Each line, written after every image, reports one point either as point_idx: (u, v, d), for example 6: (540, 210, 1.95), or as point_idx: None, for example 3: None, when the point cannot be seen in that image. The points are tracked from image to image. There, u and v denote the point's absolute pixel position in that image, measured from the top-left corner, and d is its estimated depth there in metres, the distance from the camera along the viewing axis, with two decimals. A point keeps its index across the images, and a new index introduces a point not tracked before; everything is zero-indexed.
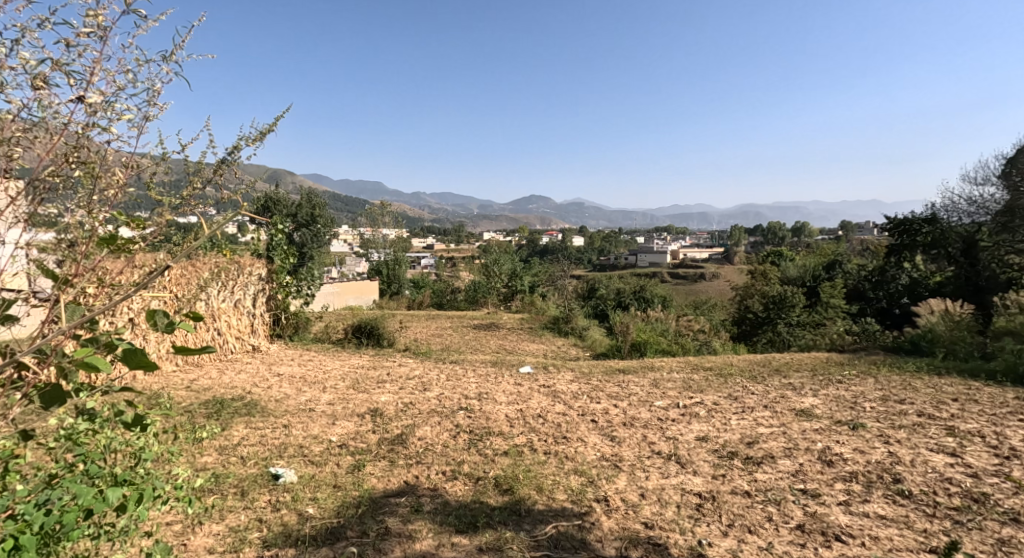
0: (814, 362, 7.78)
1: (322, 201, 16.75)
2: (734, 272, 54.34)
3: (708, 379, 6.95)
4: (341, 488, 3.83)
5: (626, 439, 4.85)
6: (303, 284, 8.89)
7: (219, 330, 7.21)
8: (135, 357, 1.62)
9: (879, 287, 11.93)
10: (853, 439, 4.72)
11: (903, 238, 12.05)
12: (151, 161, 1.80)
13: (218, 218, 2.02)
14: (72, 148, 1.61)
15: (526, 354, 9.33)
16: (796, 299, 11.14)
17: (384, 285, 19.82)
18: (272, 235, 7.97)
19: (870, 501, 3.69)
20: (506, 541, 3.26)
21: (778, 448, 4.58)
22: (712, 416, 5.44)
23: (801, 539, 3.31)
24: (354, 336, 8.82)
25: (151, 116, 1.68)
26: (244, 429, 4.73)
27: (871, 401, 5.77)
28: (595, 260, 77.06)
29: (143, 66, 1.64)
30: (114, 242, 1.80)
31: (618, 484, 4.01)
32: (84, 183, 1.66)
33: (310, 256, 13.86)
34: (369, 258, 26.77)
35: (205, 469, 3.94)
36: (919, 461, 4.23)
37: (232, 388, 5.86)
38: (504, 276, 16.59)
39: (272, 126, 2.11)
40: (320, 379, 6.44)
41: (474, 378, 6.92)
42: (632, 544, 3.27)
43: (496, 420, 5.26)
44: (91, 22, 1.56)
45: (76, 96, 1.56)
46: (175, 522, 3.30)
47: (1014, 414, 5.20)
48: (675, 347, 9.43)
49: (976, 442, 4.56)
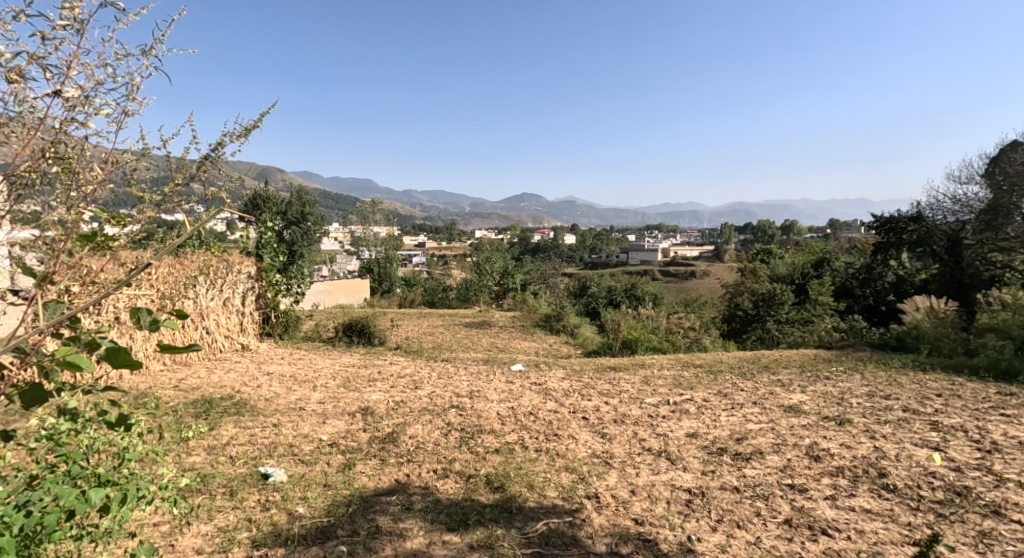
0: (802, 359, 7.85)
1: (313, 199, 16.66)
2: (725, 269, 54.62)
3: (698, 376, 7.00)
4: (331, 487, 3.82)
5: (617, 436, 4.88)
6: (293, 282, 8.78)
7: (207, 329, 7.15)
8: (118, 355, 1.58)
9: (866, 285, 12.25)
10: (840, 434, 4.77)
11: (890, 237, 12.00)
12: (131, 156, 1.79)
13: (203, 214, 2.01)
14: (49, 143, 1.60)
15: (517, 352, 9.34)
16: (785, 296, 11.22)
17: (376, 283, 19.75)
18: (261, 233, 8.04)
19: (856, 496, 3.74)
20: (496, 539, 3.27)
21: (767, 444, 4.62)
22: (702, 413, 5.48)
23: (788, 533, 3.34)
24: (344, 334, 8.77)
25: (130, 111, 1.67)
26: (233, 429, 4.70)
27: (858, 396, 5.84)
28: (587, 258, 77.23)
29: (122, 60, 1.63)
30: (94, 240, 1.77)
31: (609, 480, 4.03)
32: (62, 178, 1.65)
33: (300, 254, 13.80)
34: (360, 256, 26.65)
35: (194, 469, 3.91)
36: (903, 456, 4.28)
37: (221, 387, 5.83)
38: (496, 275, 16.56)
39: (255, 123, 2.10)
40: (310, 378, 6.41)
41: (466, 376, 6.93)
42: (623, 540, 3.30)
43: (488, 418, 5.26)
44: (68, 15, 1.54)
45: (53, 90, 1.54)
46: (163, 523, 3.28)
47: (997, 409, 5.27)
48: (665, 344, 9.48)
49: (959, 436, 4.63)
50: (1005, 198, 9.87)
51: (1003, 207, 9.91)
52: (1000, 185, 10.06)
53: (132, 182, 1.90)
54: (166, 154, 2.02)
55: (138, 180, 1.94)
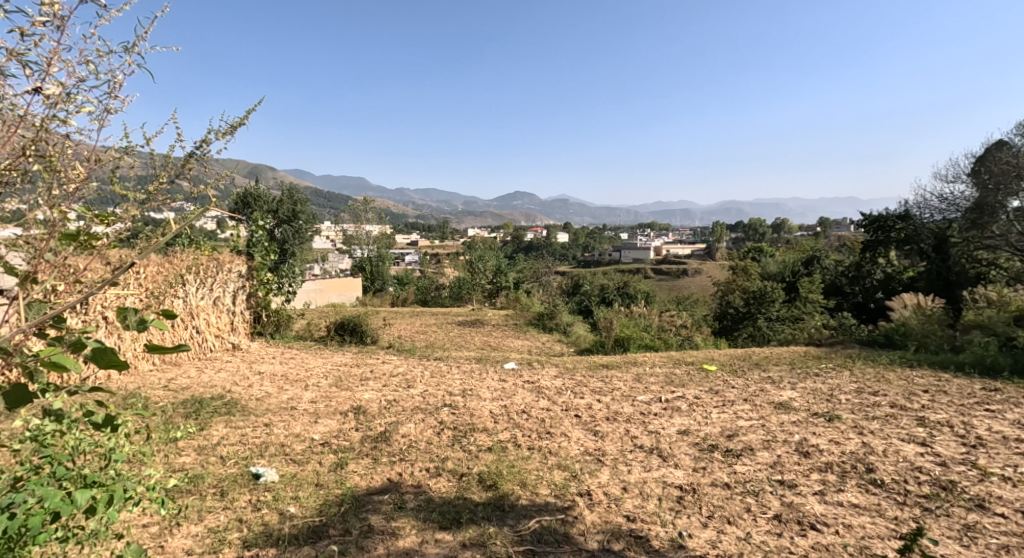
0: (792, 356, 7.92)
1: (304, 197, 16.59)
2: (717, 267, 54.90)
3: (690, 373, 7.05)
4: (323, 486, 3.82)
5: (609, 433, 4.90)
6: (284, 281, 8.72)
7: (197, 328, 7.09)
8: (105, 356, 1.57)
9: (856, 283, 12.17)
10: (829, 430, 4.82)
11: (878, 234, 12.42)
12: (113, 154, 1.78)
13: (188, 212, 1.98)
14: (30, 141, 1.59)
15: (510, 350, 9.37)
16: (775, 294, 11.29)
17: (368, 282, 19.69)
18: (252, 232, 8.04)
19: (844, 491, 3.78)
20: (489, 537, 3.28)
21: (757, 440, 4.65)
22: (694, 410, 5.51)
23: (778, 529, 3.38)
24: (336, 333, 8.73)
25: (112, 108, 1.65)
26: (224, 429, 4.68)
27: (847, 393, 5.90)
28: (579, 256, 77.40)
29: (104, 57, 1.61)
30: (77, 238, 1.75)
31: (601, 478, 4.05)
32: (43, 176, 1.64)
33: (292, 254, 13.75)
34: (352, 254, 26.56)
35: (184, 470, 3.89)
36: (891, 451, 4.34)
37: (211, 387, 5.79)
38: (489, 273, 16.51)
39: (242, 120, 2.06)
40: (301, 377, 6.39)
41: (458, 375, 6.93)
42: (615, 537, 3.32)
43: (480, 416, 5.27)
44: (47, 11, 1.52)
45: (33, 87, 1.53)
46: (152, 524, 3.26)
47: (982, 404, 5.35)
48: (657, 342, 9.55)
49: (945, 432, 4.69)
50: (990, 197, 9.92)
51: (988, 206, 9.96)
52: (986, 184, 10.18)
53: (115, 180, 1.88)
54: (151, 151, 2.00)
55: (123, 179, 1.92)
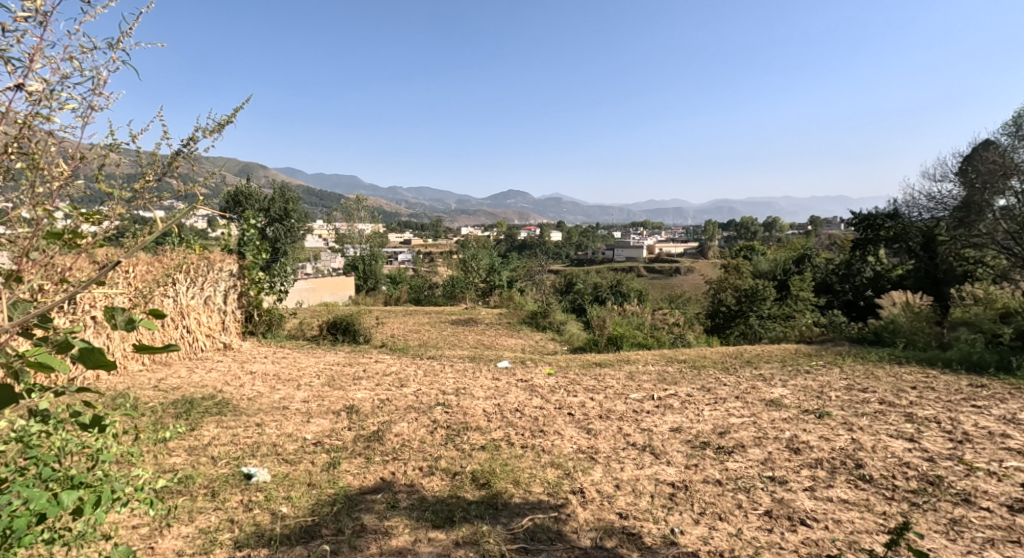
0: (783, 354, 7.98)
1: (296, 196, 16.52)
2: (709, 265, 55.15)
3: (682, 371, 7.09)
4: (315, 486, 3.81)
5: (602, 431, 4.92)
6: (276, 280, 8.69)
7: (188, 328, 7.04)
8: (92, 356, 1.57)
9: (845, 280, 12.29)
10: (819, 427, 4.86)
11: (868, 233, 12.50)
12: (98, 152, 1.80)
13: (176, 210, 1.98)
14: (12, 138, 1.57)
15: (504, 348, 9.39)
16: (767, 292, 11.36)
17: (360, 281, 19.61)
18: (244, 230, 8.00)
19: (834, 486, 3.82)
20: (482, 535, 3.29)
21: (748, 437, 4.69)
22: (685, 407, 5.55)
23: (768, 525, 3.41)
24: (329, 333, 8.70)
25: (96, 106, 1.65)
26: (215, 429, 4.66)
27: (836, 390, 5.96)
28: (572, 255, 77.51)
29: (88, 54, 1.61)
30: (62, 236, 1.78)
31: (594, 475, 4.07)
32: (26, 174, 1.63)
33: (284, 252, 13.70)
34: (344, 253, 26.46)
35: (174, 470, 3.87)
36: (879, 447, 4.39)
37: (202, 387, 5.77)
38: (482, 271, 16.64)
39: (229, 118, 2.08)
40: (294, 377, 6.38)
41: (452, 373, 6.94)
42: (607, 534, 3.34)
43: (474, 415, 5.28)
44: (29, 7, 1.52)
45: (15, 83, 1.52)
46: (142, 525, 3.25)
47: (969, 400, 5.42)
48: (650, 340, 9.59)
49: (932, 427, 4.75)
50: (977, 196, 10.13)
51: (976, 205, 10.19)
52: (973, 182, 10.37)
53: (99, 178, 1.87)
54: (137, 149, 2.00)
55: (108, 177, 1.91)
